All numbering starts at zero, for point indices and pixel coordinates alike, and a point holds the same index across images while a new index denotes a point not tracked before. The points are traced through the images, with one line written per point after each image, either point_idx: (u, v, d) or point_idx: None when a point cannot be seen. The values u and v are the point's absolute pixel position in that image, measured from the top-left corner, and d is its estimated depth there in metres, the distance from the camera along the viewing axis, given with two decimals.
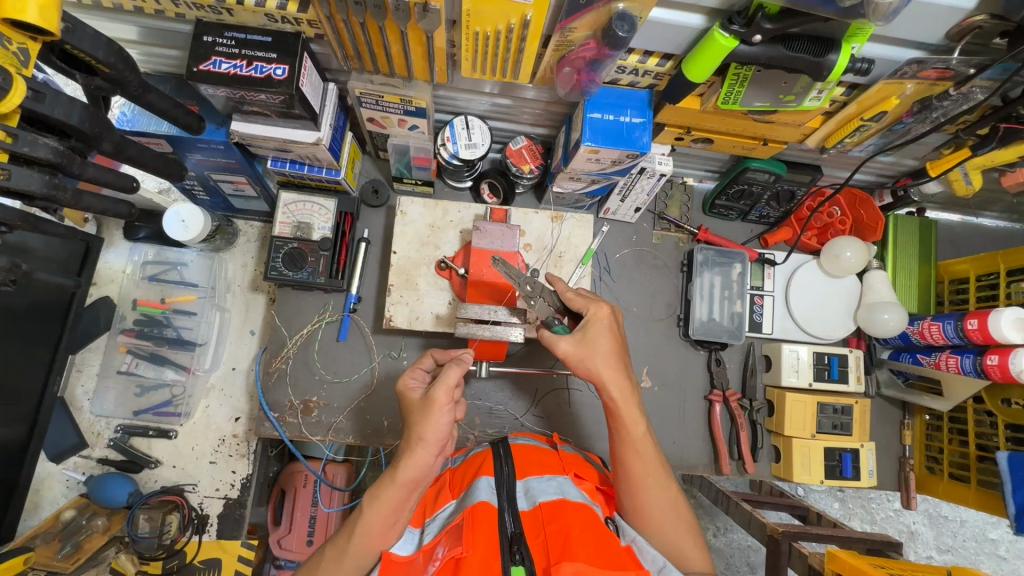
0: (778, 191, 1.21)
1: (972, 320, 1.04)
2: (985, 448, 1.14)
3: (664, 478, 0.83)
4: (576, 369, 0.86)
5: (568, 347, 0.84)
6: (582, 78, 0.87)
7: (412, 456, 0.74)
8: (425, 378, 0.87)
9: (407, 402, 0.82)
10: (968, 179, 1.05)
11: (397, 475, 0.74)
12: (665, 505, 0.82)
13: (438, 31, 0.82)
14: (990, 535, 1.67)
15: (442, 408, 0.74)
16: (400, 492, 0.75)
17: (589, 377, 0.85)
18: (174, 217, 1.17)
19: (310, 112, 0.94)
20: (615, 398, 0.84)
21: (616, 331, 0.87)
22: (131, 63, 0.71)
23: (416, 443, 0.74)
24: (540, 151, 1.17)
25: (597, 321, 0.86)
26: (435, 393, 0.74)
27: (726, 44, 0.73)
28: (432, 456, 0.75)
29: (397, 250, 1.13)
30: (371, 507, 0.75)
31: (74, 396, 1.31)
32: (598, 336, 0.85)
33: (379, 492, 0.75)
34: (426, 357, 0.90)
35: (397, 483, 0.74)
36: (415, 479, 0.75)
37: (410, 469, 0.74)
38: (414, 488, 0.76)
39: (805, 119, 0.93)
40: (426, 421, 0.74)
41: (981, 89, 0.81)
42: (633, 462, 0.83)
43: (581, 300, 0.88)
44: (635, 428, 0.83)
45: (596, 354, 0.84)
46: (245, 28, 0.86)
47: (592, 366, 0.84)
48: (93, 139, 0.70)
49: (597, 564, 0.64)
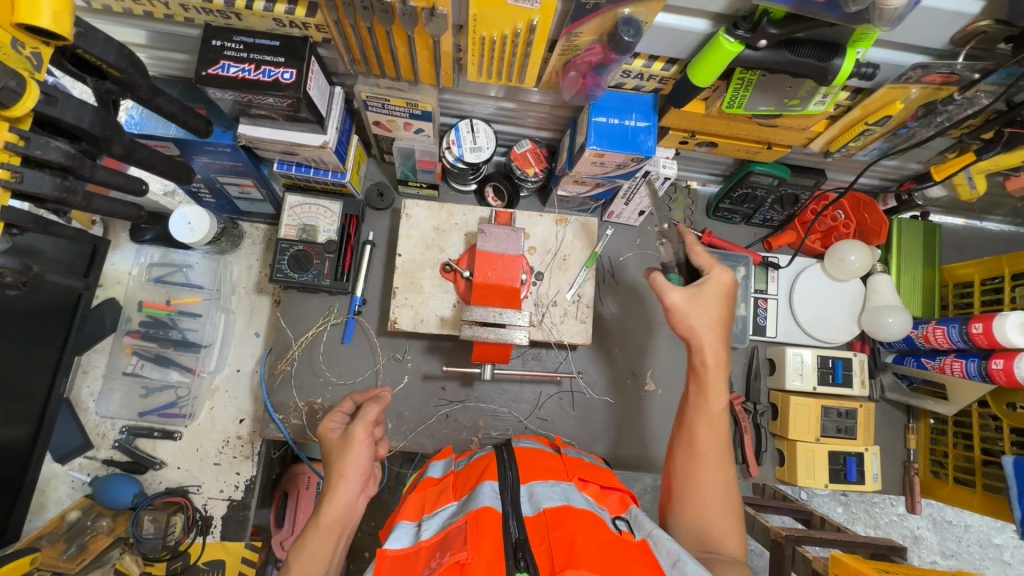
0: (782, 195, 1.22)
1: (977, 324, 1.04)
2: (990, 453, 1.14)
3: (723, 458, 0.86)
4: (677, 324, 0.90)
5: (678, 297, 0.89)
6: (587, 82, 0.88)
7: (334, 496, 0.77)
8: (346, 421, 0.88)
9: (327, 444, 0.84)
10: (973, 183, 1.06)
11: (320, 518, 0.76)
12: (715, 482, 0.84)
13: (444, 35, 0.82)
14: (994, 540, 1.67)
15: (361, 442, 0.81)
16: (327, 538, 0.76)
17: (687, 336, 0.89)
18: (180, 219, 1.17)
19: (317, 115, 0.95)
20: (707, 364, 0.89)
21: (728, 303, 0.90)
22: (141, 67, 0.72)
23: (337, 481, 0.78)
24: (545, 154, 1.18)
25: (714, 283, 0.89)
26: (355, 428, 0.81)
27: (731, 49, 0.73)
28: (353, 492, 0.78)
29: (402, 253, 1.14)
30: (292, 564, 0.73)
31: (80, 397, 1.31)
32: (710, 303, 0.89)
33: (301, 545, 0.75)
34: (345, 400, 0.90)
35: (320, 528, 0.76)
36: (338, 519, 0.77)
37: (332, 508, 0.77)
38: (336, 532, 0.77)
39: (810, 123, 0.93)
40: (345, 457, 0.79)
41: (986, 94, 0.82)
42: (702, 431, 0.87)
43: (706, 257, 0.91)
44: (717, 400, 0.88)
45: (704, 314, 0.88)
46: (253, 32, 0.87)
47: (694, 327, 0.88)
48: (104, 142, 0.70)
49: (602, 574, 0.65)
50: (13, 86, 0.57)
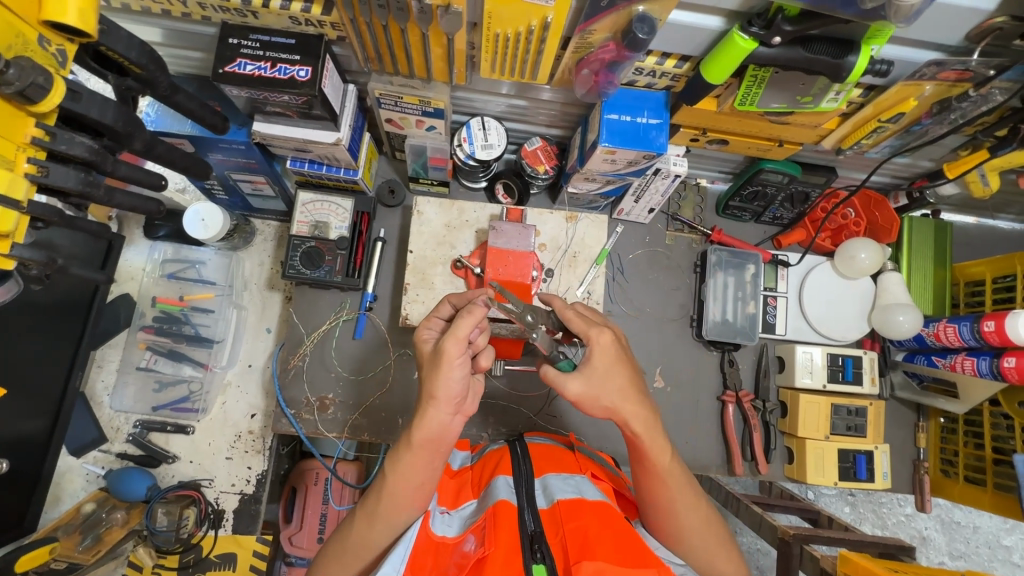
0: (792, 193, 1.22)
1: (988, 322, 1.04)
2: (1000, 452, 1.13)
3: (693, 500, 0.82)
4: (590, 409, 0.79)
5: (577, 387, 0.78)
6: (599, 79, 0.88)
7: (425, 418, 0.75)
8: (441, 328, 0.86)
9: (421, 356, 0.82)
10: (985, 180, 1.06)
11: (413, 438, 0.76)
12: (694, 524, 0.82)
13: (459, 33, 0.83)
14: (1003, 541, 1.66)
15: (453, 361, 0.73)
16: (422, 455, 0.76)
17: (607, 413, 0.80)
18: (194, 216, 1.19)
19: (330, 112, 0.95)
20: (637, 431, 0.79)
21: (626, 360, 0.81)
22: (162, 64, 0.73)
23: (428, 402, 0.75)
24: (555, 152, 1.18)
25: (599, 351, 0.79)
26: (446, 345, 0.72)
27: (745, 46, 0.73)
28: (446, 415, 0.75)
29: (413, 249, 1.14)
30: (393, 473, 0.77)
31: (94, 391, 1.33)
32: (611, 372, 0.79)
33: (400, 457, 0.77)
34: (442, 304, 0.89)
35: (415, 446, 0.76)
36: (431, 439, 0.76)
37: (427, 428, 0.75)
38: (433, 448, 0.77)
39: (822, 120, 0.93)
40: (436, 377, 0.73)
41: (1000, 91, 0.81)
42: (659, 491, 0.81)
43: (582, 322, 0.82)
44: (661, 458, 0.80)
45: (612, 387, 0.78)
46: (268, 30, 0.88)
47: (608, 402, 0.78)
48: (126, 137, 0.72)
49: (618, 564, 0.65)
50: (41, 83, 0.58)
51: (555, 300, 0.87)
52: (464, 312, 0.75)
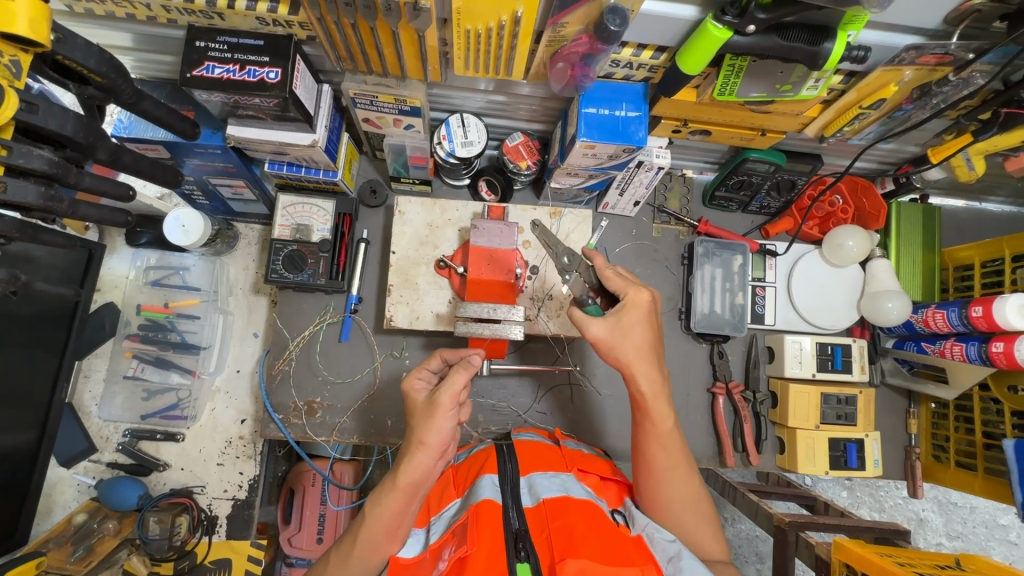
0: (778, 180, 1.20)
1: (976, 307, 1.03)
2: (991, 436, 1.13)
3: (686, 474, 0.83)
4: (606, 356, 0.82)
5: (599, 330, 0.80)
6: (576, 73, 0.87)
7: (410, 461, 0.75)
8: (431, 380, 0.85)
9: (412, 405, 0.81)
10: (970, 164, 1.03)
11: (397, 480, 0.75)
12: (683, 498, 0.82)
13: (429, 30, 0.81)
14: (999, 521, 1.66)
15: (445, 411, 0.74)
16: (401, 498, 0.76)
17: (618, 368, 0.82)
18: (174, 222, 1.17)
19: (306, 114, 0.94)
20: (644, 392, 0.81)
21: (654, 321, 0.83)
22: (123, 71, 0.71)
23: (416, 448, 0.75)
24: (537, 147, 1.16)
25: (634, 305, 0.81)
26: (440, 397, 0.74)
27: (719, 35, 0.72)
28: (430, 461, 0.75)
29: (396, 250, 1.14)
30: (370, 514, 0.76)
31: (82, 401, 1.32)
32: (637, 326, 0.81)
33: (380, 498, 0.77)
34: (434, 357, 0.86)
35: (399, 488, 0.75)
36: (415, 483, 0.75)
37: (409, 472, 0.75)
38: (414, 493, 0.76)
39: (803, 108, 0.92)
40: (427, 425, 0.74)
41: (981, 74, 0.79)
42: (656, 455, 0.83)
43: (621, 281, 0.83)
44: (663, 422, 0.82)
45: (631, 340, 0.80)
46: (236, 32, 0.87)
47: (622, 356, 0.80)
48: (88, 148, 0.70)
49: (602, 561, 0.65)
50: None
51: (597, 256, 0.87)
52: (459, 367, 0.77)
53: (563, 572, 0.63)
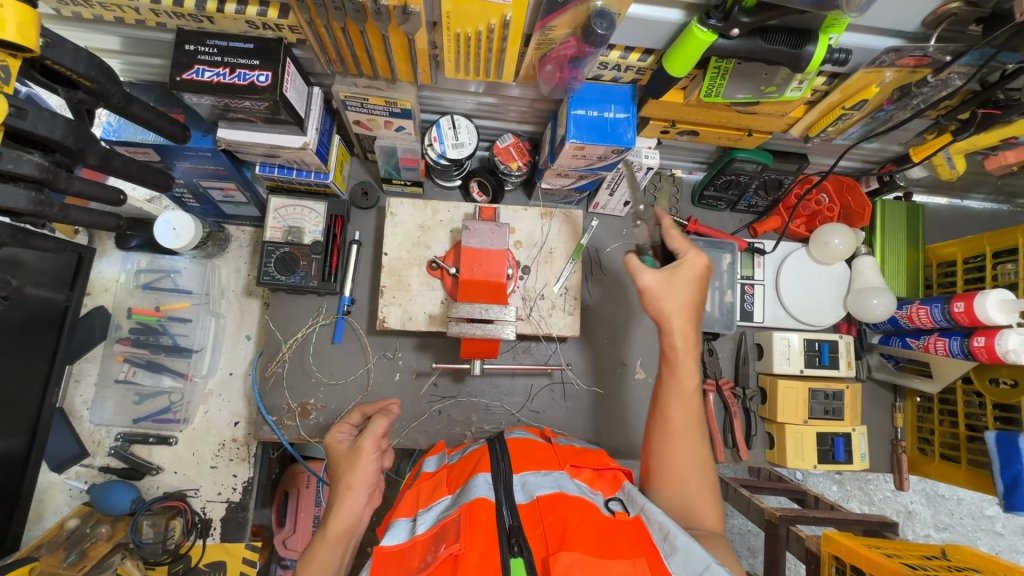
0: (766, 180, 1.22)
1: (959, 302, 1.06)
2: (974, 429, 1.15)
3: (698, 441, 0.87)
4: (651, 305, 0.91)
5: (650, 280, 0.90)
6: (564, 75, 0.88)
7: (341, 508, 0.81)
8: (353, 432, 0.95)
9: (335, 455, 0.90)
10: (951, 163, 1.05)
11: (327, 531, 0.80)
12: (689, 460, 0.85)
13: (419, 33, 0.82)
14: (985, 512, 1.69)
15: (369, 454, 0.86)
16: (334, 551, 0.80)
17: (657, 319, 0.91)
18: (165, 225, 1.17)
19: (296, 117, 0.94)
20: (677, 346, 0.89)
21: (703, 285, 0.91)
22: (112, 75, 0.71)
23: (344, 492, 0.83)
24: (528, 148, 1.17)
25: (688, 264, 0.90)
26: (364, 442, 0.86)
27: (704, 39, 0.73)
28: (359, 504, 0.83)
29: (388, 252, 1.14)
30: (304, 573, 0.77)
31: (73, 406, 1.31)
32: (686, 284, 0.90)
33: (312, 555, 0.79)
34: (353, 412, 0.98)
35: (330, 538, 0.80)
36: (346, 531, 0.81)
37: (339, 520, 0.81)
38: (344, 541, 0.81)
39: (787, 110, 0.94)
40: (354, 467, 0.84)
41: (959, 75, 0.81)
42: (674, 411, 0.88)
43: (683, 242, 0.93)
44: (688, 380, 0.88)
45: (675, 296, 0.89)
46: (226, 35, 0.87)
47: (665, 308, 0.89)
48: (78, 152, 0.70)
49: (594, 556, 0.66)
50: None
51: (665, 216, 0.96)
52: (380, 416, 0.91)
53: (556, 565, 0.64)
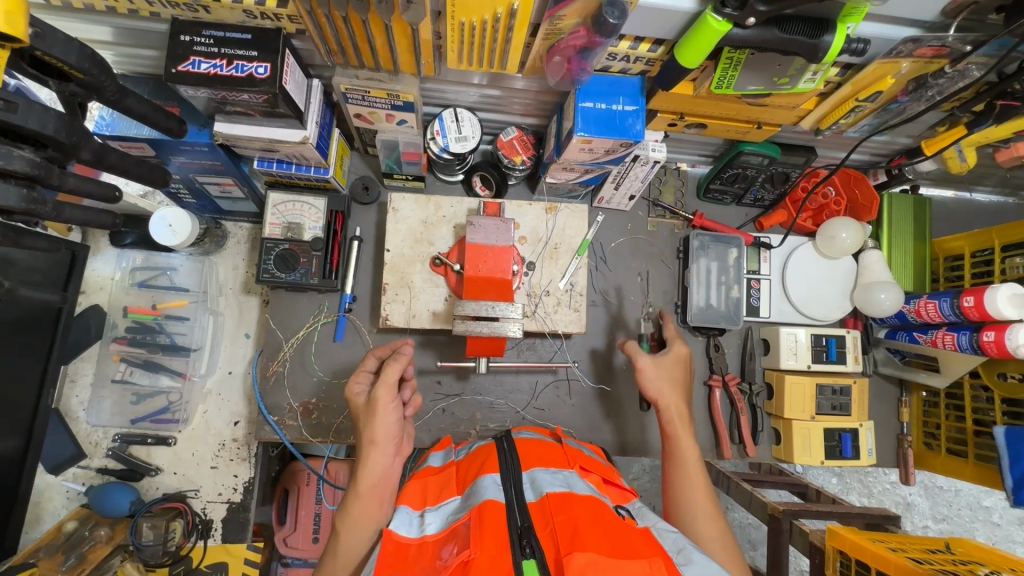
0: (773, 173, 1.20)
1: (968, 297, 1.04)
2: (981, 423, 1.15)
3: (711, 509, 0.85)
4: (645, 385, 0.99)
5: (645, 360, 1.00)
6: (572, 67, 0.86)
7: (369, 462, 0.84)
8: (369, 380, 0.94)
9: (355, 407, 0.91)
10: (962, 156, 1.04)
11: (359, 485, 0.83)
12: (708, 529, 0.83)
13: (423, 23, 0.79)
14: (984, 503, 1.69)
15: (386, 403, 0.86)
16: (370, 501, 0.83)
17: (654, 398, 0.98)
18: (161, 221, 1.14)
19: (296, 110, 0.92)
20: (673, 420, 0.95)
21: (688, 371, 1.04)
22: (106, 67, 0.69)
23: (369, 446, 0.85)
24: (532, 141, 1.15)
25: (675, 352, 1.04)
26: (379, 391, 0.86)
27: (719, 27, 0.71)
28: (387, 455, 0.85)
29: (391, 248, 1.12)
30: (345, 530, 0.80)
31: (69, 406, 1.29)
32: (674, 366, 1.02)
33: (347, 511, 0.82)
34: (367, 357, 0.96)
35: (363, 492, 0.82)
36: (377, 483, 0.84)
37: (369, 472, 0.83)
38: (377, 492, 0.84)
39: (799, 101, 0.91)
40: (374, 421, 0.85)
41: (977, 66, 0.80)
42: (681, 483, 0.89)
43: (673, 332, 1.09)
44: (689, 451, 0.91)
45: (665, 377, 0.99)
46: (222, 25, 0.84)
47: (659, 385, 0.98)
48: (72, 148, 0.68)
49: (609, 555, 0.65)
50: None
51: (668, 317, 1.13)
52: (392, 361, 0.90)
53: (571, 566, 0.62)
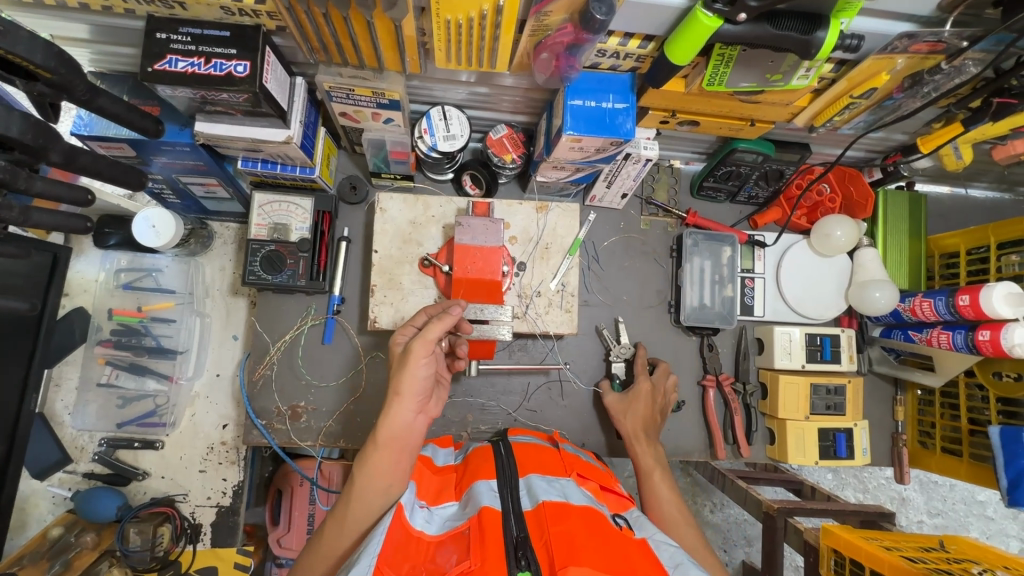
0: (767, 171, 1.18)
1: (963, 296, 1.03)
2: (976, 422, 1.14)
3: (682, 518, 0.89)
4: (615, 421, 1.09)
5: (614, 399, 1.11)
6: (560, 64, 0.84)
7: (391, 414, 0.82)
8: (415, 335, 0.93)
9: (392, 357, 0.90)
10: (958, 153, 1.03)
11: (379, 434, 0.81)
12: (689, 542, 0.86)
13: (406, 19, 0.77)
14: (977, 498, 1.69)
15: (419, 359, 0.83)
16: (388, 453, 0.81)
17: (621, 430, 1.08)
18: (144, 221, 1.11)
19: (278, 109, 0.89)
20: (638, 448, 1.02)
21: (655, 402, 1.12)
22: (75, 66, 0.66)
23: (393, 398, 0.83)
24: (522, 139, 1.13)
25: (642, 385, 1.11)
26: (414, 345, 0.83)
27: (709, 24, 0.69)
28: (408, 411, 0.83)
29: (379, 249, 1.10)
30: (361, 476, 0.80)
31: (54, 411, 1.27)
32: (642, 401, 1.09)
33: (366, 458, 0.81)
34: (418, 314, 0.95)
35: (382, 442, 0.81)
36: (396, 436, 0.82)
37: (391, 423, 0.82)
38: (396, 444, 0.82)
39: (793, 98, 0.90)
40: (403, 373, 0.82)
41: (974, 62, 0.78)
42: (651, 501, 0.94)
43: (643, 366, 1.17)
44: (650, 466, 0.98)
45: (632, 412, 1.08)
46: (200, 22, 0.81)
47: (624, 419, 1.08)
48: (40, 150, 0.65)
49: (604, 569, 0.63)
50: None
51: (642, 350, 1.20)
52: (437, 319, 0.86)
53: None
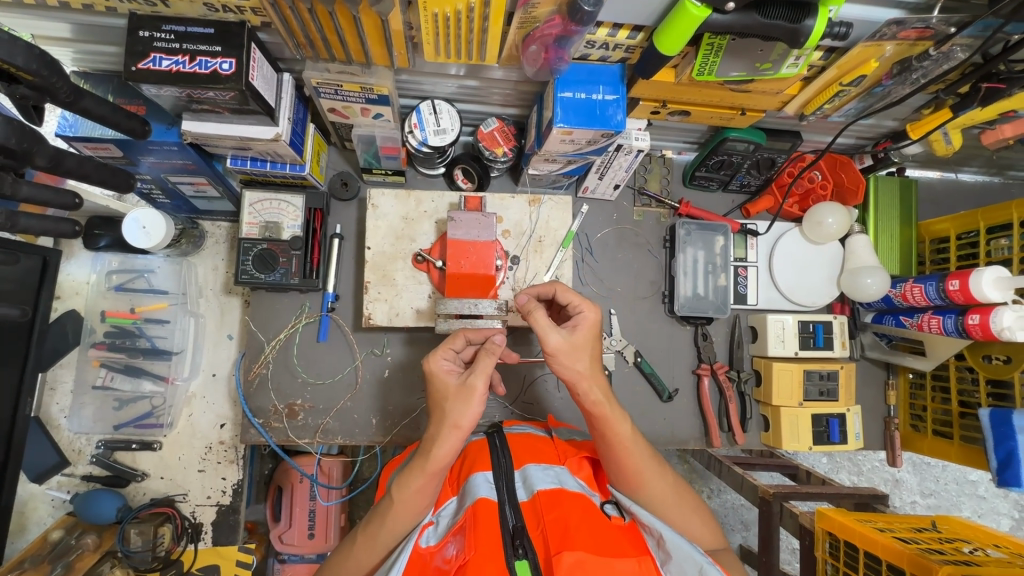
0: (758, 159, 1.18)
1: (953, 281, 1.03)
2: (967, 405, 1.15)
3: (658, 471, 0.81)
4: (558, 368, 0.76)
5: (559, 339, 0.75)
6: (549, 56, 0.83)
7: (439, 447, 0.75)
8: (457, 359, 0.83)
9: (439, 387, 0.78)
10: (948, 138, 1.03)
11: (428, 466, 0.75)
12: (664, 493, 0.81)
13: (393, 13, 0.77)
14: (970, 477, 1.71)
15: (481, 396, 0.74)
16: (431, 482, 0.77)
17: (568, 378, 0.77)
18: (134, 223, 1.10)
19: (266, 107, 0.88)
20: (597, 400, 0.77)
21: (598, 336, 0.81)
22: (57, 68, 0.65)
23: (447, 430, 0.74)
24: (513, 132, 1.12)
25: (586, 324, 0.79)
26: (476, 381, 0.74)
27: (697, 14, 0.69)
28: (459, 443, 0.76)
29: (371, 246, 1.10)
30: (398, 497, 0.77)
31: (50, 414, 1.26)
32: (590, 343, 0.78)
33: (407, 481, 0.77)
34: (457, 337, 0.85)
35: (428, 471, 0.76)
36: (444, 466, 0.76)
37: (440, 455, 0.75)
38: (441, 474, 0.77)
39: (783, 86, 0.89)
40: (467, 410, 0.73)
41: (961, 48, 0.79)
42: (626, 459, 0.79)
43: (579, 297, 0.84)
44: (621, 427, 0.78)
45: (580, 358, 0.76)
46: (183, 19, 0.81)
47: (577, 369, 0.76)
48: (24, 154, 0.65)
49: (597, 553, 0.66)
50: None
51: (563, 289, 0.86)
52: (493, 348, 0.77)
53: (560, 566, 0.63)
